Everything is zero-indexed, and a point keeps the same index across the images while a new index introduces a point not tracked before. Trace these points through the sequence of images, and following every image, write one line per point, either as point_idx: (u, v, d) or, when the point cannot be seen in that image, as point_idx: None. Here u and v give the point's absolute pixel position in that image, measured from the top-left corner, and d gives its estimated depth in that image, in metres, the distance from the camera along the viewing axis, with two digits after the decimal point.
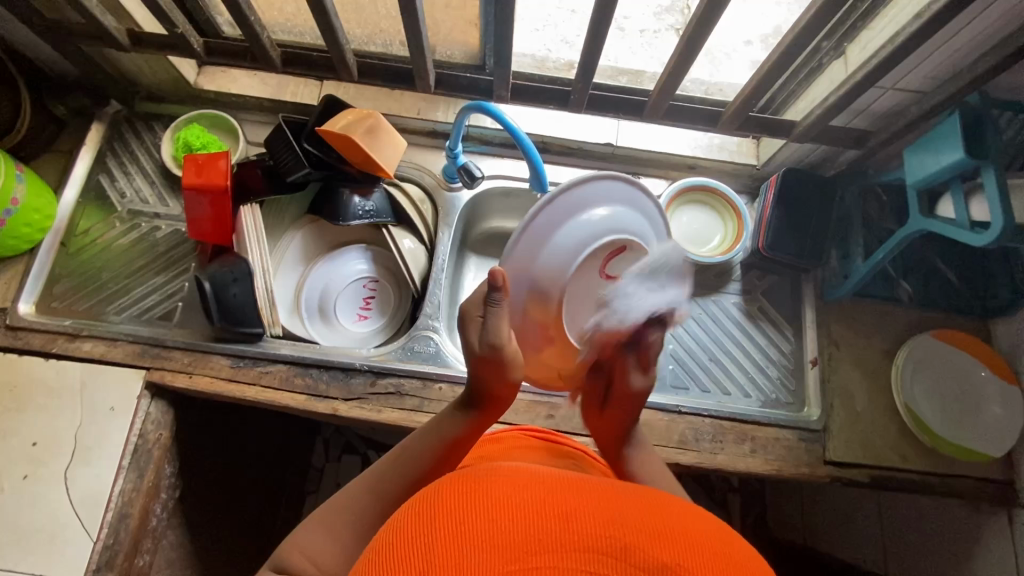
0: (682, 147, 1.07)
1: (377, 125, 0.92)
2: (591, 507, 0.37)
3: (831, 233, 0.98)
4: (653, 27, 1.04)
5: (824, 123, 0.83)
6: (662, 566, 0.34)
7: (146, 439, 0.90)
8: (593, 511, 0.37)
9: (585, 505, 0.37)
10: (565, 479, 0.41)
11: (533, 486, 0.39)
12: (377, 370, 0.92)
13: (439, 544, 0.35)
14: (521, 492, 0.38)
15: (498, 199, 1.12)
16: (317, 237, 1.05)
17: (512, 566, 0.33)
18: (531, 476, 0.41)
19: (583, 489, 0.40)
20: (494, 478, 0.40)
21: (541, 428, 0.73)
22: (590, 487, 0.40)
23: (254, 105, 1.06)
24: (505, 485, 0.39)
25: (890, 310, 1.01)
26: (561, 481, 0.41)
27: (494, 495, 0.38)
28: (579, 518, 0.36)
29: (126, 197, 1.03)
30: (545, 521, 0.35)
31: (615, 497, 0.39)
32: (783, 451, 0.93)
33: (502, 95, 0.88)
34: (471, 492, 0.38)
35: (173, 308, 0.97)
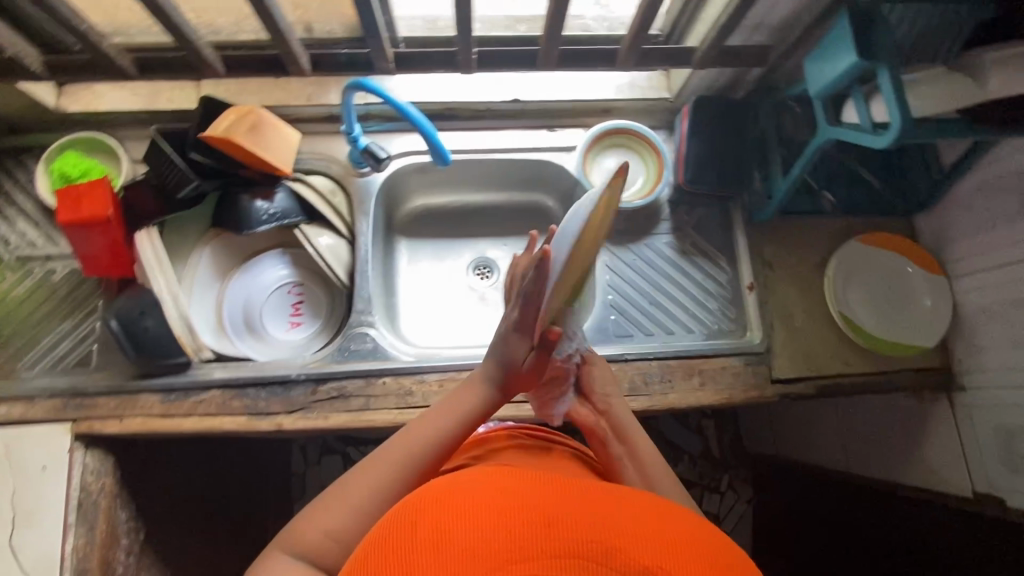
0: (593, 91, 1.03)
1: (260, 121, 0.86)
2: (573, 512, 0.42)
3: (750, 155, 0.96)
4: None
5: (721, 44, 0.80)
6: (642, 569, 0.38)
7: (89, 490, 0.87)
8: (574, 516, 0.41)
9: (566, 511, 0.42)
10: (545, 485, 0.45)
11: (519, 494, 0.43)
12: (316, 377, 0.89)
13: (426, 545, 0.39)
14: (507, 502, 0.42)
15: (413, 176, 1.08)
16: (229, 251, 0.98)
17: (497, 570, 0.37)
18: (519, 483, 0.45)
19: (564, 494, 0.44)
20: (482, 486, 0.44)
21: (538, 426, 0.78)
22: (570, 493, 0.44)
23: (130, 120, 0.98)
24: (488, 495, 0.43)
25: (819, 222, 1.01)
26: (541, 485, 0.45)
27: (483, 502, 0.42)
28: (560, 524, 0.40)
29: (11, 243, 0.95)
30: (530, 528, 0.40)
31: (592, 501, 0.44)
32: (732, 379, 0.94)
33: (384, 67, 0.81)
34: (454, 504, 0.42)
35: (89, 351, 0.91)
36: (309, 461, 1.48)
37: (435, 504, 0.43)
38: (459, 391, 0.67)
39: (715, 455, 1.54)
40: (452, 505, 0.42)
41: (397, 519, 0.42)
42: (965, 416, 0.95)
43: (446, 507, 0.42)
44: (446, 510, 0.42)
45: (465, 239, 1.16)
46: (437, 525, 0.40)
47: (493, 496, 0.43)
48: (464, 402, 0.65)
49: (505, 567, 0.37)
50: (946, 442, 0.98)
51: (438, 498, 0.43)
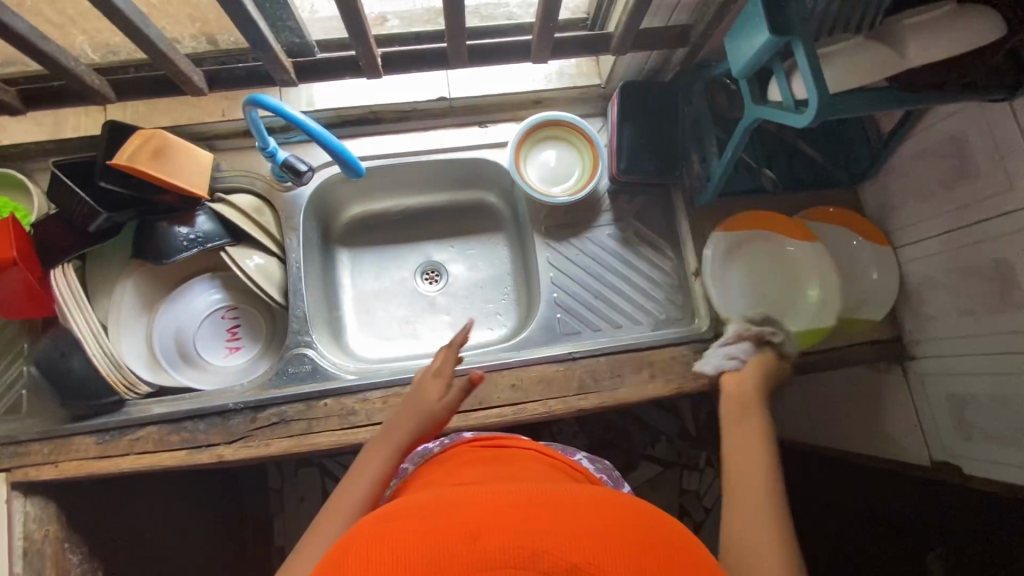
0: (521, 83, 0.99)
1: (164, 144, 0.82)
2: (496, 520, 0.40)
3: (684, 138, 0.94)
4: None
5: (635, 28, 0.77)
6: (572, 567, 0.36)
7: (33, 539, 0.85)
8: (503, 524, 0.39)
9: (493, 520, 0.40)
10: (478, 500, 0.43)
11: (444, 516, 0.41)
12: (255, 404, 0.87)
13: None
14: (430, 527, 0.40)
15: (346, 184, 1.04)
16: (157, 281, 0.95)
17: None
18: (446, 504, 0.43)
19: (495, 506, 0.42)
20: (407, 516, 0.42)
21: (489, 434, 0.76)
22: (504, 502, 0.42)
23: (37, 152, 0.93)
24: (412, 524, 0.41)
25: (763, 200, 0.99)
26: (472, 501, 0.43)
27: (405, 532, 0.40)
28: (486, 534, 0.38)
29: None
30: (455, 545, 0.38)
31: (526, 506, 0.42)
32: (682, 368, 0.93)
33: (285, 78, 0.78)
34: (378, 538, 0.40)
35: (19, 398, 0.88)
36: (286, 476, 1.47)
37: (358, 545, 0.40)
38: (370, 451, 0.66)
39: (692, 434, 1.46)
40: (374, 544, 0.40)
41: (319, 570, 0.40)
42: (919, 385, 0.94)
43: (369, 545, 0.40)
44: (369, 548, 0.39)
45: (410, 244, 1.14)
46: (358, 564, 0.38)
47: (418, 522, 0.41)
48: (378, 462, 0.64)
49: None
50: (902, 412, 0.97)
51: (360, 540, 0.41)
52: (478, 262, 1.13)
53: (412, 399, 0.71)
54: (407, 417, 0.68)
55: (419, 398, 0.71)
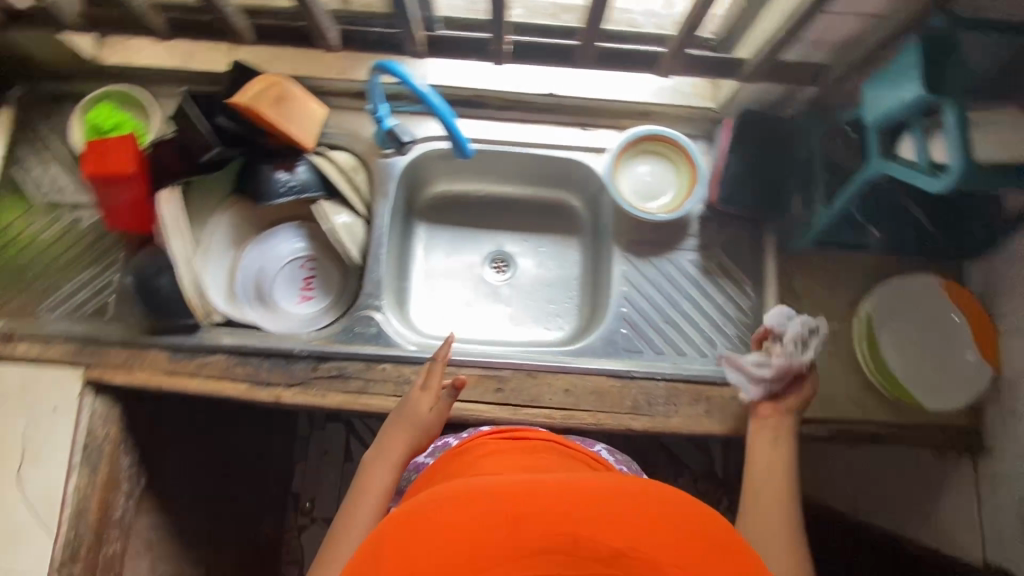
0: (631, 93, 0.98)
1: (285, 92, 0.84)
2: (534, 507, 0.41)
3: (790, 179, 0.91)
4: None
5: (774, 59, 0.75)
6: (616, 552, 0.39)
7: (94, 435, 0.90)
8: (541, 508, 0.41)
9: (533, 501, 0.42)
10: (513, 483, 0.45)
11: (480, 501, 0.42)
12: (319, 354, 0.90)
13: None
14: (469, 517, 0.41)
15: (439, 161, 1.05)
16: (250, 219, 1.00)
17: None
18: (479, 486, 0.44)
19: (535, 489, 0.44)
20: (442, 501, 0.43)
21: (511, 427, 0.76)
22: (538, 486, 0.44)
23: (164, 78, 0.98)
24: (449, 511, 0.42)
25: (857, 257, 0.95)
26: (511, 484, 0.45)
27: (443, 521, 0.42)
28: (528, 520, 0.40)
29: (43, 188, 0.97)
30: (498, 535, 0.40)
31: (564, 489, 0.43)
32: (740, 410, 0.91)
33: (414, 50, 0.79)
34: (424, 519, 0.43)
35: (106, 302, 0.94)
36: (314, 427, 1.53)
37: (403, 527, 0.43)
38: (374, 459, 0.78)
39: (716, 476, 1.42)
40: (412, 536, 0.42)
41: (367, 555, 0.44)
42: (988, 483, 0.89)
43: (416, 528, 0.42)
44: (415, 531, 0.42)
45: (484, 230, 1.14)
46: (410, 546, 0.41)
47: (462, 505, 0.43)
48: (380, 476, 0.76)
49: None
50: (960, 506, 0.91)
51: (397, 532, 0.43)
52: (548, 261, 1.13)
53: (405, 415, 0.80)
54: (402, 433, 0.79)
55: (412, 412, 0.80)
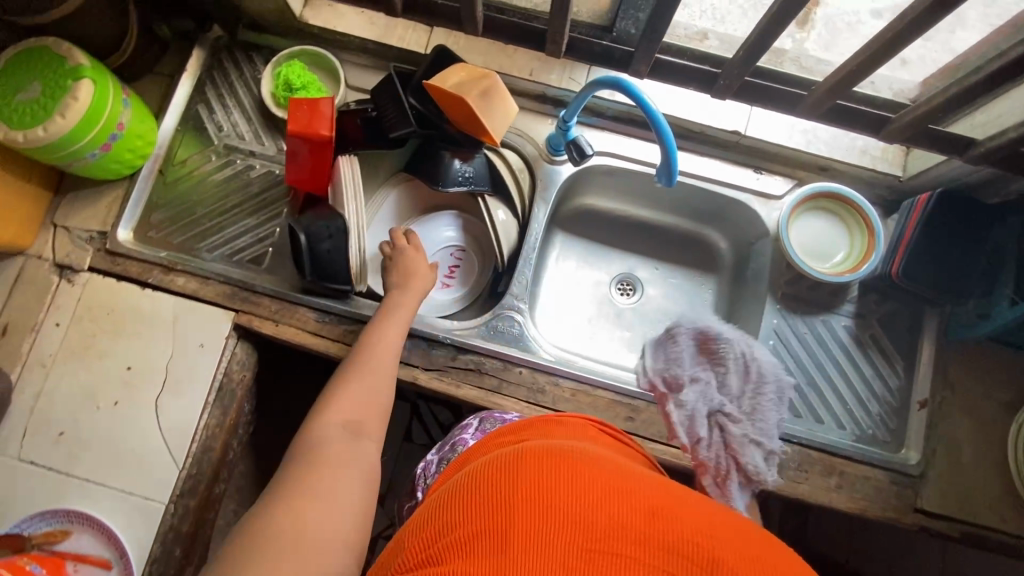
0: (816, 146, 0.95)
1: (492, 87, 0.84)
2: (672, 516, 0.41)
3: (981, 268, 0.86)
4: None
5: (1018, 148, 0.71)
6: None
7: (230, 377, 0.92)
8: (677, 517, 0.41)
9: (675, 513, 0.42)
10: (644, 482, 0.46)
11: (622, 487, 0.43)
12: (460, 345, 0.90)
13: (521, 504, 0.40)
14: (608, 491, 0.42)
15: (600, 176, 1.04)
16: (410, 198, 1.01)
17: (593, 544, 0.38)
18: (622, 477, 0.45)
19: (670, 501, 0.44)
20: (587, 468, 0.45)
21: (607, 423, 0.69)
22: (676, 500, 0.44)
23: (357, 47, 0.99)
24: (590, 478, 0.43)
25: (1022, 359, 0.91)
26: (647, 487, 0.45)
27: (583, 482, 0.43)
28: (666, 522, 0.40)
29: (223, 131, 1.00)
30: (635, 519, 0.40)
31: (696, 515, 0.43)
32: (872, 491, 0.88)
33: (638, 70, 0.78)
34: (564, 476, 0.43)
35: (263, 252, 0.96)
36: None
37: (542, 467, 0.44)
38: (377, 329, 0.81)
39: None
40: (551, 475, 0.43)
41: (496, 472, 0.45)
42: None
43: (558, 476, 0.43)
44: (557, 477, 0.43)
45: (618, 250, 1.13)
46: (547, 486, 0.42)
47: (606, 481, 0.43)
48: (392, 334, 0.80)
49: (600, 542, 0.38)
50: None
51: (536, 465, 0.44)
52: (677, 292, 1.11)
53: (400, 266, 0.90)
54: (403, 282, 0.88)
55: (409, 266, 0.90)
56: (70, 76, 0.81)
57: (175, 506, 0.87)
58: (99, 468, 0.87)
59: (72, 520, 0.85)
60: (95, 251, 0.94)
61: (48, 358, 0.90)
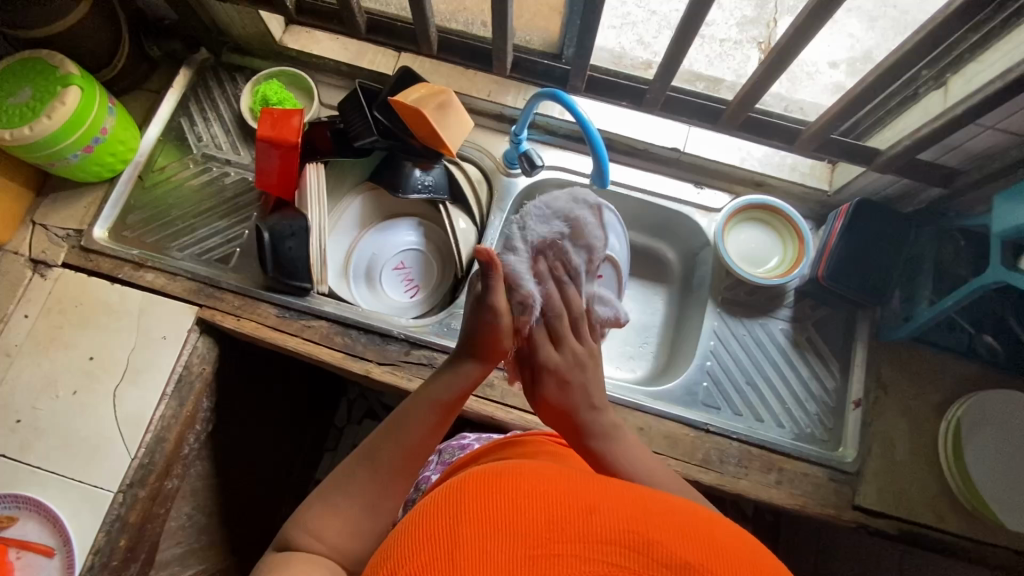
0: (750, 162, 1.03)
1: (447, 102, 0.92)
2: (614, 502, 0.41)
3: (898, 272, 0.93)
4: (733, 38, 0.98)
5: (913, 155, 0.78)
6: (687, 565, 0.37)
7: (190, 370, 0.94)
8: (619, 504, 0.41)
9: (608, 502, 0.41)
10: (585, 475, 0.45)
11: (561, 480, 0.43)
12: (413, 340, 0.94)
13: (463, 523, 0.38)
14: (555, 488, 0.41)
15: (553, 190, 1.09)
16: (376, 204, 1.07)
17: (537, 550, 0.37)
18: (564, 471, 0.44)
19: (601, 489, 0.43)
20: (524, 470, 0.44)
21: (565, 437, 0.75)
22: (615, 486, 0.44)
23: (331, 68, 1.08)
24: (530, 477, 0.42)
25: (951, 362, 0.95)
26: (576, 478, 0.44)
27: (524, 485, 0.41)
28: (603, 513, 0.39)
29: (202, 141, 1.08)
30: (577, 514, 0.39)
31: (637, 498, 0.42)
32: (810, 488, 0.90)
33: (576, 86, 0.86)
34: (493, 486, 0.41)
35: (231, 252, 1.01)
36: (352, 419, 1.51)
37: (470, 484, 0.42)
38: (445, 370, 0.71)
39: None
40: (493, 484, 0.41)
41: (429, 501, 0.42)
42: None
43: (486, 489, 0.41)
44: (486, 489, 0.41)
45: None
46: (477, 505, 0.40)
47: (536, 482, 0.42)
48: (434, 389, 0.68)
49: (545, 547, 0.37)
50: None
51: (480, 476, 0.42)
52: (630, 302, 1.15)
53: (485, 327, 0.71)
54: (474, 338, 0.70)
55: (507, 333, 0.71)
56: (60, 83, 0.88)
57: (123, 495, 0.88)
58: (53, 455, 0.89)
59: (21, 506, 0.86)
60: (70, 247, 0.99)
61: (13, 348, 0.93)
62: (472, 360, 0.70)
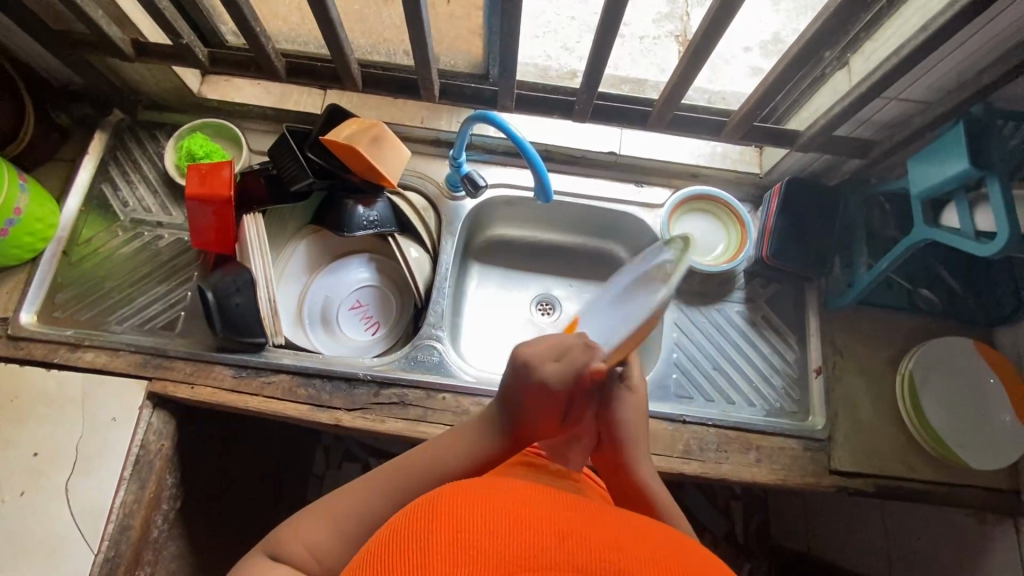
0: (685, 156, 1.07)
1: (381, 135, 0.91)
2: (584, 531, 0.39)
3: (834, 240, 0.98)
4: (653, 34, 1.07)
5: (830, 132, 0.83)
6: None
7: (148, 449, 0.89)
8: (587, 530, 0.39)
9: (584, 530, 0.39)
10: (553, 496, 0.44)
11: (531, 504, 0.41)
12: (381, 380, 0.92)
13: (435, 551, 0.36)
14: (523, 515, 0.39)
15: (501, 208, 1.11)
16: (320, 247, 1.05)
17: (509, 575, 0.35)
18: (533, 495, 0.43)
19: (575, 512, 0.42)
20: (494, 494, 0.42)
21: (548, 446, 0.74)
22: (581, 509, 0.43)
23: (256, 115, 1.06)
24: (499, 503, 0.40)
25: (894, 318, 1.01)
26: (550, 499, 0.43)
27: (495, 511, 0.39)
28: (575, 540, 0.38)
29: (128, 206, 1.03)
30: (546, 538, 0.37)
31: (605, 523, 0.41)
32: (789, 460, 0.92)
33: (505, 105, 0.88)
34: (470, 514, 0.39)
35: (176, 317, 0.97)
36: (331, 465, 1.43)
37: (444, 507, 0.40)
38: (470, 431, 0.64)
39: (739, 542, 1.38)
40: (464, 510, 0.39)
41: (404, 521, 0.40)
42: None
43: (458, 513, 0.39)
44: (459, 514, 0.39)
45: (533, 274, 1.16)
46: (447, 528, 0.38)
47: (509, 507, 0.40)
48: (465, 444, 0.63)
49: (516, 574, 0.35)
50: None
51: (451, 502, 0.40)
52: None
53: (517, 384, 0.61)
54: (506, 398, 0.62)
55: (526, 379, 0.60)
56: None
57: None
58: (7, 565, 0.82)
59: None
60: None
61: None
62: (498, 425, 0.63)
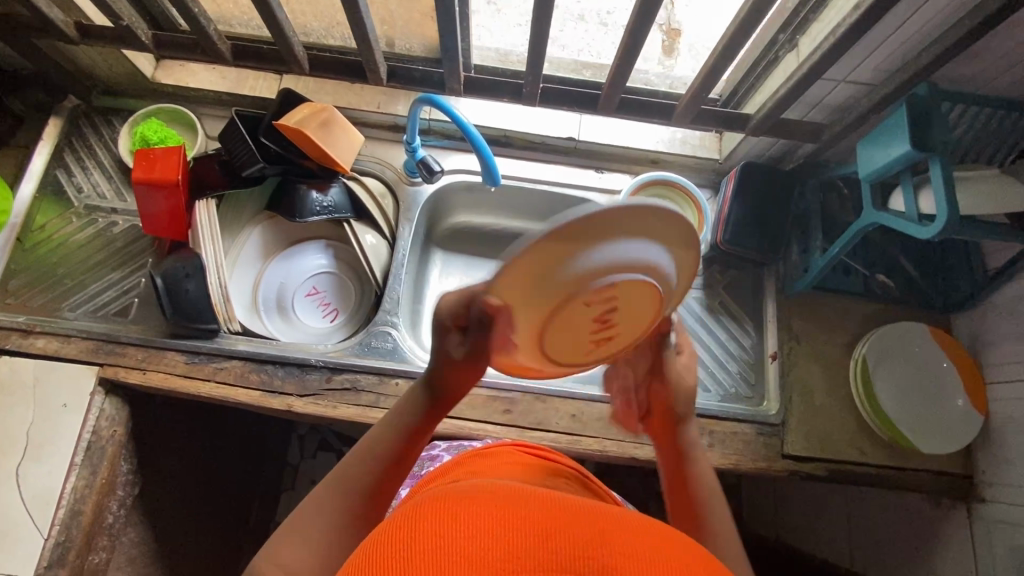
0: (647, 143, 1.06)
1: (331, 119, 0.91)
2: (568, 527, 0.34)
3: (789, 225, 0.98)
4: None
5: (778, 116, 0.82)
6: None
7: (99, 435, 0.89)
8: (571, 526, 0.35)
9: (568, 525, 0.35)
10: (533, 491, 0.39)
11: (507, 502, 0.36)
12: (333, 366, 0.92)
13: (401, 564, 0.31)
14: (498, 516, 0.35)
15: (462, 194, 1.10)
16: (277, 233, 1.05)
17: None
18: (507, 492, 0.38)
19: (557, 506, 0.37)
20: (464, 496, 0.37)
21: (536, 444, 0.69)
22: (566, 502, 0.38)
23: (212, 100, 1.05)
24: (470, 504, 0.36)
25: (851, 303, 1.01)
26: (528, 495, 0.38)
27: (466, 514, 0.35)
28: (558, 538, 0.33)
29: (83, 192, 1.02)
30: (527, 538, 0.33)
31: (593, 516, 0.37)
32: (741, 445, 0.93)
33: (454, 88, 0.87)
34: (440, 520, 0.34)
35: (129, 304, 0.96)
36: (305, 455, 1.43)
37: (410, 516, 0.35)
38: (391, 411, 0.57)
39: None
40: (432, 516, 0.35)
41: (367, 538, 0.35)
42: (982, 528, 0.88)
43: (425, 520, 0.35)
44: (429, 523, 0.34)
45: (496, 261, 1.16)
46: (416, 536, 0.33)
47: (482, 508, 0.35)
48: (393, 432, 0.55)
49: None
50: (956, 557, 0.90)
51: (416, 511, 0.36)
52: None
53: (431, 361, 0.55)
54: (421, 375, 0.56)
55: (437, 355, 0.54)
56: None
57: None
58: None
59: None
60: None
61: None
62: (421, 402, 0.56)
